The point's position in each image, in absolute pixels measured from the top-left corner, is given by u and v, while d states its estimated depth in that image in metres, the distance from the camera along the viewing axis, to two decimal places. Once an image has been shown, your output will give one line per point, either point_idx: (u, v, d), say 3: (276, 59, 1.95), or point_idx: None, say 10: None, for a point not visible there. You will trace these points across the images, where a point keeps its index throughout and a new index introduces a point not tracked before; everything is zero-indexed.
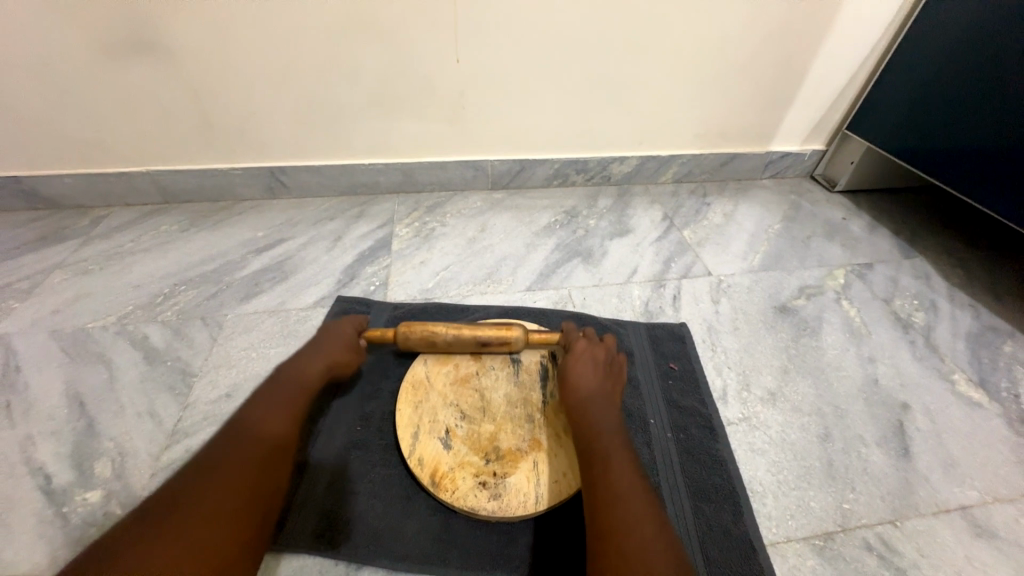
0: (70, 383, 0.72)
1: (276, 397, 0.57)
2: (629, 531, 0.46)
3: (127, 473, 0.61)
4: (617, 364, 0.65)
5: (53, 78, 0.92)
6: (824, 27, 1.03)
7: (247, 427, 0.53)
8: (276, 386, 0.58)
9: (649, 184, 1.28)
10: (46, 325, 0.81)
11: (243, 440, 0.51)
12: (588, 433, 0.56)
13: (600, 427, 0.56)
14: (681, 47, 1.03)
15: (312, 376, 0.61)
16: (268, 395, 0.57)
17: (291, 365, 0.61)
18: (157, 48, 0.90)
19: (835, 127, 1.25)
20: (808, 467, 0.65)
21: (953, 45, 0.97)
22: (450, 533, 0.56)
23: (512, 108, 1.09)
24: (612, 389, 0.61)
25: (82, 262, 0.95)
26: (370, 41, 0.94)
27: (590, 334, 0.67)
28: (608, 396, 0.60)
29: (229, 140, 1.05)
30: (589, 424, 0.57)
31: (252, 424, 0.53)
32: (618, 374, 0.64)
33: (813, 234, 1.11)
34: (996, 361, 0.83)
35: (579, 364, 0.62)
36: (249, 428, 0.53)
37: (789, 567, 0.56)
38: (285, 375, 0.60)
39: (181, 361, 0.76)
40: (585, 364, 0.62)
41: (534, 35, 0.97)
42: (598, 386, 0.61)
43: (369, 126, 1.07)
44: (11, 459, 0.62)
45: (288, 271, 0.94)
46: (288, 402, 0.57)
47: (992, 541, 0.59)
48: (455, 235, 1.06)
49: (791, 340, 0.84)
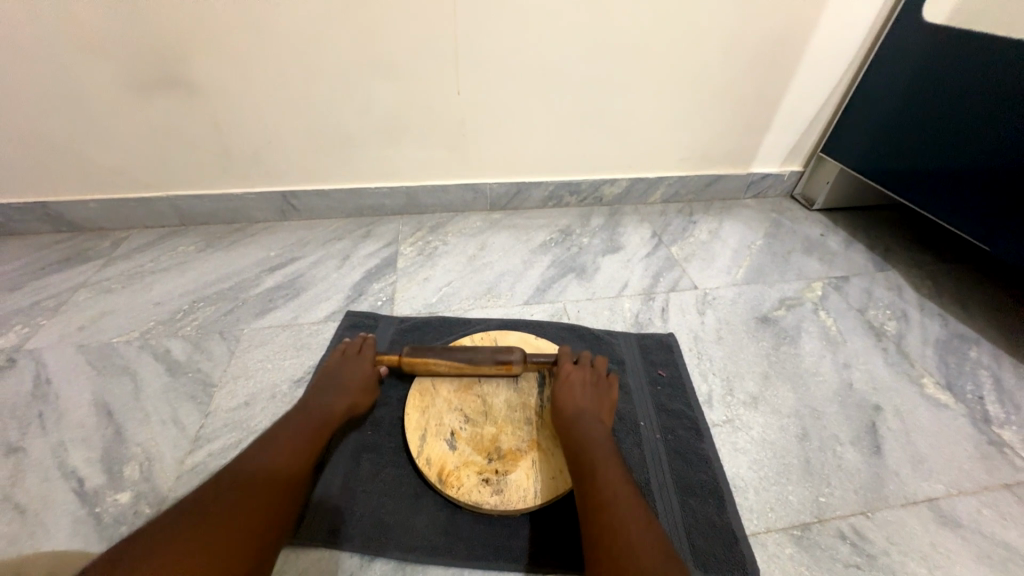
0: (98, 394, 0.77)
1: (301, 425, 0.61)
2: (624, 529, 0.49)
3: (154, 475, 0.66)
4: (605, 381, 0.70)
5: (86, 112, 1.00)
6: (793, 61, 1.13)
7: (272, 447, 0.57)
8: (300, 415, 0.62)
9: (639, 204, 1.35)
10: (73, 340, 0.87)
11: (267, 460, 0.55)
12: (581, 444, 0.60)
13: (591, 438, 0.61)
14: (663, 80, 1.12)
15: (335, 411, 0.65)
16: (293, 422, 0.61)
17: (316, 398, 0.66)
18: (184, 85, 0.98)
19: (810, 150, 1.34)
20: (787, 464, 0.70)
21: (908, 78, 1.06)
22: (456, 527, 0.61)
23: (510, 136, 1.17)
24: (602, 405, 0.67)
25: (105, 281, 1.01)
26: (379, 77, 1.03)
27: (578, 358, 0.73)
28: (597, 412, 0.65)
29: (245, 167, 1.13)
30: (581, 436, 0.61)
31: (277, 445, 0.57)
32: (608, 391, 0.69)
33: (792, 250, 1.19)
34: (962, 365, 0.89)
35: (568, 385, 0.68)
36: (274, 450, 0.56)
37: (769, 555, 0.60)
38: (310, 406, 0.64)
39: (201, 373, 0.81)
40: (574, 385, 0.68)
41: (529, 71, 1.06)
42: (588, 403, 0.66)
43: (377, 153, 1.15)
44: (46, 464, 0.67)
45: (300, 288, 1.00)
46: (310, 431, 0.61)
47: (956, 530, 0.64)
48: (456, 253, 1.13)
49: (771, 348, 0.90)
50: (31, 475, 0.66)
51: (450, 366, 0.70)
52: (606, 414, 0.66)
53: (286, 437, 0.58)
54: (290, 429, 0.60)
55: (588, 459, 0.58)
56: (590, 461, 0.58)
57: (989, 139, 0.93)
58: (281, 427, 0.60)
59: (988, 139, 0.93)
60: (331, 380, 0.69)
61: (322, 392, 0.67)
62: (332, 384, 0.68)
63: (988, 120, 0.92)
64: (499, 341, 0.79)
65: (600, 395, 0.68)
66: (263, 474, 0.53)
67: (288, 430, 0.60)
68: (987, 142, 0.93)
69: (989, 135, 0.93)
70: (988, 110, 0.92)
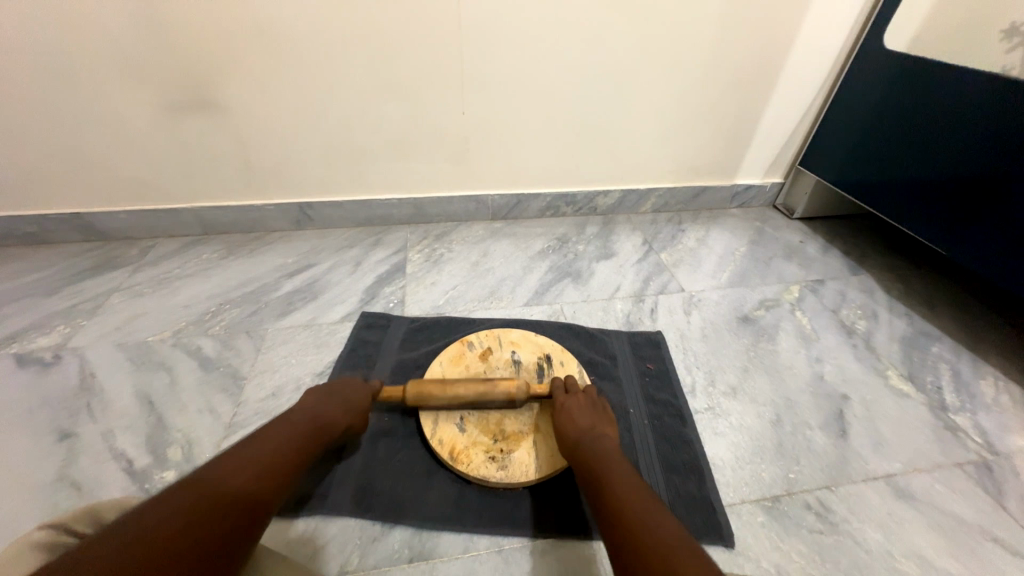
0: (138, 386, 0.85)
1: (301, 431, 0.59)
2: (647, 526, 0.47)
3: (194, 456, 0.74)
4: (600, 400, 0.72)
5: (125, 131, 1.09)
6: (769, 84, 1.24)
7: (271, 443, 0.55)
8: (300, 421, 0.61)
9: (631, 214, 1.45)
10: (112, 339, 0.95)
11: (267, 461, 0.52)
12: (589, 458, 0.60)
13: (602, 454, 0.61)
14: (651, 101, 1.23)
15: (335, 427, 0.64)
16: (292, 429, 0.59)
17: (321, 409, 0.65)
18: (215, 107, 1.08)
19: (789, 163, 1.44)
20: (761, 445, 0.79)
21: (872, 99, 1.17)
22: (465, 499, 0.69)
23: (511, 152, 1.27)
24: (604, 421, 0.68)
25: (137, 286, 1.09)
26: (392, 100, 1.13)
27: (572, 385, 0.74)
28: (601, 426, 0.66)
29: (266, 180, 1.22)
30: (590, 453, 0.61)
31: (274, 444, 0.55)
32: (606, 410, 0.70)
33: (772, 256, 1.28)
34: (924, 360, 0.98)
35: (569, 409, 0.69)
36: (273, 451, 0.54)
37: (743, 523, 0.68)
38: (313, 415, 0.63)
39: (231, 367, 0.89)
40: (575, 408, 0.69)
41: (529, 94, 1.17)
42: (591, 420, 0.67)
43: (388, 167, 1.24)
44: (97, 447, 0.75)
45: (318, 292, 1.09)
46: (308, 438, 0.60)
47: (911, 501, 0.72)
48: (461, 260, 1.21)
49: (750, 344, 0.99)
50: (84, 457, 0.73)
51: (458, 398, 0.72)
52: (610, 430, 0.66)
53: (286, 442, 0.56)
54: (291, 435, 0.58)
55: (599, 469, 0.58)
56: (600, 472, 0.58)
57: (946, 154, 1.02)
58: (281, 430, 0.58)
59: (946, 154, 1.02)
60: (338, 394, 0.69)
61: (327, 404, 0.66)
62: (338, 399, 0.68)
63: (944, 138, 1.02)
64: (502, 337, 0.88)
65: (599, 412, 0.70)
66: (263, 474, 0.50)
67: (287, 435, 0.57)
68: (944, 157, 1.03)
69: (945, 150, 1.02)
70: (944, 128, 1.02)
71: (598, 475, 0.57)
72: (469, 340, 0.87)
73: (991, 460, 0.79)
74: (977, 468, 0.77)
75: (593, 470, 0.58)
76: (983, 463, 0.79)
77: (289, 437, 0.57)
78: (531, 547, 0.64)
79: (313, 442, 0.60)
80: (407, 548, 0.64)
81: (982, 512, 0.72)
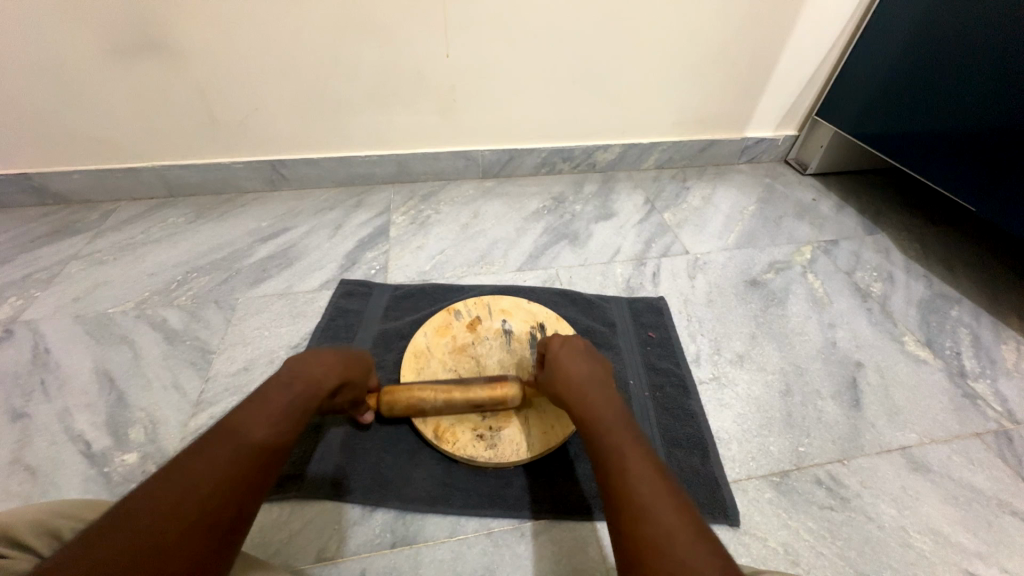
0: (98, 362, 0.78)
1: (288, 395, 0.47)
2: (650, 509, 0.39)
3: (159, 437, 0.68)
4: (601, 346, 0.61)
5: (63, 78, 0.96)
6: (790, 21, 1.10)
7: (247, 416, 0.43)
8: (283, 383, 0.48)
9: (632, 170, 1.34)
10: (70, 311, 0.87)
11: (246, 440, 0.41)
12: (585, 414, 0.51)
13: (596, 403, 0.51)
14: (658, 41, 1.10)
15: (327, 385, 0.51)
16: (274, 393, 0.46)
17: (312, 367, 0.51)
18: (163, 49, 0.95)
19: (806, 113, 1.32)
20: (770, 417, 0.74)
21: (903, 38, 1.04)
22: (452, 479, 0.64)
23: (502, 102, 1.15)
24: (603, 369, 0.57)
25: (97, 253, 1.00)
26: (366, 41, 1.00)
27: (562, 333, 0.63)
28: (599, 378, 0.55)
29: (232, 135, 1.10)
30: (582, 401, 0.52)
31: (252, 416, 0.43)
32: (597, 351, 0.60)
33: (784, 214, 1.19)
34: (943, 324, 0.92)
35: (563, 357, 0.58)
36: (255, 424, 0.42)
37: (750, 500, 0.64)
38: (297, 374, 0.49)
39: (199, 340, 0.82)
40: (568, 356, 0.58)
41: (522, 32, 1.03)
42: (589, 366, 0.56)
43: (366, 119, 1.13)
44: (52, 428, 0.69)
45: (293, 257, 1.00)
46: (299, 402, 0.47)
47: (927, 474, 0.68)
48: (449, 221, 1.12)
49: (759, 310, 0.92)
50: (39, 439, 0.68)
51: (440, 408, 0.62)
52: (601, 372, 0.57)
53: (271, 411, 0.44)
54: (275, 403, 0.45)
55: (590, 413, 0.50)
56: (598, 430, 0.48)
57: (984, 97, 0.91)
58: (259, 398, 0.45)
59: (984, 97, 0.91)
60: (338, 355, 0.55)
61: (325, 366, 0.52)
62: (338, 362, 0.54)
63: (983, 79, 0.91)
64: (493, 305, 0.81)
65: (597, 359, 0.58)
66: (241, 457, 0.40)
67: (268, 400, 0.45)
68: (982, 102, 0.92)
69: (983, 93, 0.91)
70: (985, 67, 0.90)
71: (595, 437, 0.48)
72: (456, 308, 0.80)
73: (1011, 429, 0.75)
74: (996, 438, 0.73)
75: (590, 429, 0.49)
76: (1003, 432, 0.74)
77: (271, 403, 0.45)
78: (523, 528, 0.60)
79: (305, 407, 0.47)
80: (389, 532, 0.60)
81: (1001, 484, 0.68)
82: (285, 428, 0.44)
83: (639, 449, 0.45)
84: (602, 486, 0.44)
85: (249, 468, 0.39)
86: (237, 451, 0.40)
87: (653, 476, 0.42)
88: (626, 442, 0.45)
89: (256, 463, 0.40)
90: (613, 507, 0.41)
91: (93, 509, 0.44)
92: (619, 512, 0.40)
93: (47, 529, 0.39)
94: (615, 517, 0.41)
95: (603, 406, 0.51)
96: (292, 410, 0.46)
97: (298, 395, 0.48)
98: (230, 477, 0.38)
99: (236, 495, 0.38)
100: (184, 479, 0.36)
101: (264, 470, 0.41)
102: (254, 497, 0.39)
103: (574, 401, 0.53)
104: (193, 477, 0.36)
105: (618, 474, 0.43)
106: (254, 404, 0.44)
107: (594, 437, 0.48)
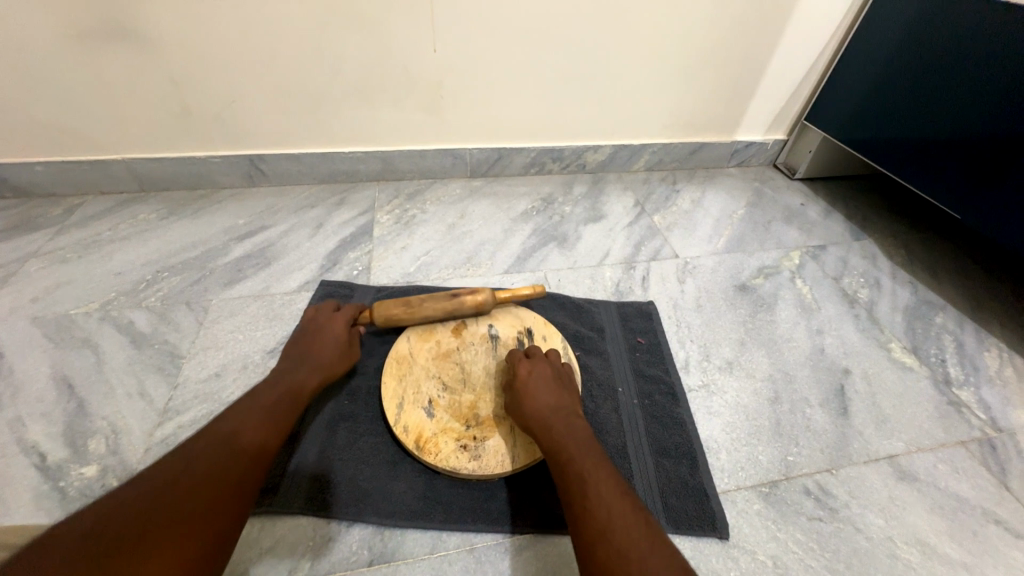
0: (57, 368, 0.73)
1: (271, 399, 0.55)
2: (611, 529, 0.43)
3: (121, 449, 0.64)
4: (567, 374, 0.64)
5: (25, 65, 0.90)
6: (781, 26, 1.10)
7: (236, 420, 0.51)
8: (265, 392, 0.56)
9: (622, 172, 1.33)
10: (28, 312, 0.82)
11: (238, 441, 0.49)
12: (552, 440, 0.54)
13: (565, 433, 0.54)
14: (651, 41, 1.08)
15: (305, 387, 0.59)
16: (267, 399, 0.55)
17: (292, 376, 0.60)
18: (134, 35, 0.90)
19: (795, 117, 1.32)
20: (759, 425, 0.73)
21: (891, 47, 1.05)
22: (435, 492, 0.61)
23: (491, 100, 1.12)
24: (569, 398, 0.60)
25: (60, 250, 0.95)
26: (351, 34, 0.96)
27: (534, 351, 0.66)
28: (566, 405, 0.58)
29: (208, 129, 1.05)
30: (553, 432, 0.54)
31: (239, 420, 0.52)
32: (567, 378, 0.63)
33: (772, 219, 1.19)
34: (928, 331, 0.92)
35: (533, 384, 0.60)
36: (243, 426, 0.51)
37: (738, 511, 0.63)
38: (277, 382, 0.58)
39: (168, 344, 0.78)
40: (538, 382, 0.60)
41: (512, 30, 1.01)
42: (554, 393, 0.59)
43: (350, 115, 1.09)
44: (4, 439, 0.64)
45: (271, 257, 0.96)
46: (281, 403, 0.56)
47: (913, 483, 0.68)
48: (435, 221, 1.09)
49: (748, 315, 0.91)
50: None
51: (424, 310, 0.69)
52: (570, 400, 0.60)
53: (260, 411, 0.53)
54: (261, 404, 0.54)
55: (559, 443, 0.53)
56: (564, 456, 0.51)
57: (966, 109, 0.92)
58: (246, 404, 0.54)
59: (972, 104, 0.91)
60: (340, 358, 0.65)
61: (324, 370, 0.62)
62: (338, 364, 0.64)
63: (965, 91, 0.92)
64: None
65: (563, 387, 0.61)
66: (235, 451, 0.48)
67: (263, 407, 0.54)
68: (968, 109, 0.92)
69: (970, 101, 0.92)
70: (973, 74, 0.91)
71: (561, 462, 0.51)
72: None
73: (994, 437, 0.75)
74: (980, 447, 0.73)
75: (556, 454, 0.52)
76: (987, 440, 0.75)
77: (258, 405, 0.54)
78: (507, 543, 0.58)
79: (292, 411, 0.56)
80: (366, 549, 0.57)
81: (985, 492, 0.68)
82: (274, 436, 0.52)
83: (602, 472, 0.49)
84: (568, 509, 0.47)
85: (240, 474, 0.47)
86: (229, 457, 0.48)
87: (614, 497, 0.46)
88: (590, 466, 0.49)
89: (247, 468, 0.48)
90: (577, 528, 0.45)
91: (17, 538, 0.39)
92: (587, 540, 0.44)
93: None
94: (579, 538, 0.44)
95: (569, 430, 0.54)
96: (276, 410, 0.55)
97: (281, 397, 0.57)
98: (218, 481, 0.45)
99: (221, 499, 0.45)
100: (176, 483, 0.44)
101: (254, 476, 0.48)
102: (244, 496, 0.47)
103: (542, 427, 0.56)
104: (185, 481, 0.44)
105: (582, 497, 0.47)
106: (248, 410, 0.53)
107: (560, 463, 0.51)
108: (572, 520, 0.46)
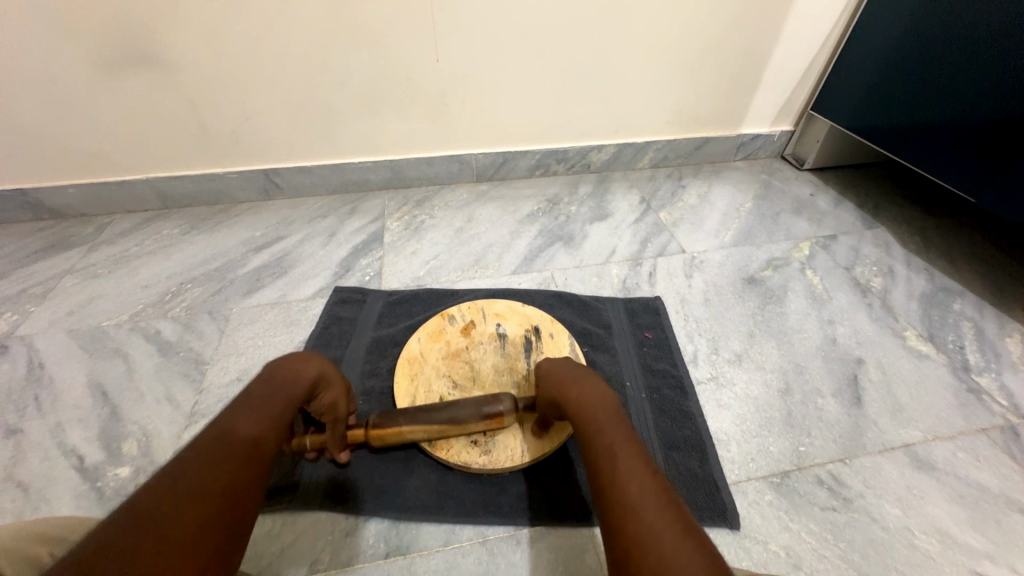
0: (92, 376, 0.78)
1: (266, 392, 0.45)
2: (640, 505, 0.36)
3: (152, 450, 0.68)
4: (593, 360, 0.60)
5: (54, 92, 0.96)
6: (781, 16, 1.10)
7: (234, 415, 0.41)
8: (258, 390, 0.45)
9: (628, 170, 1.34)
10: (64, 325, 0.87)
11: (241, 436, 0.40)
12: (580, 413, 0.49)
13: (596, 409, 0.48)
14: (650, 40, 1.09)
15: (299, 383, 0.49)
16: (262, 391, 0.45)
17: (287, 368, 0.49)
18: (151, 61, 0.95)
19: (801, 108, 1.31)
20: (769, 417, 0.72)
21: (898, 29, 1.03)
22: (447, 487, 0.63)
23: (494, 105, 1.15)
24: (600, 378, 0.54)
25: (91, 266, 1.01)
26: (357, 49, 1.00)
27: None
28: (596, 382, 0.53)
29: (224, 146, 1.10)
30: (582, 409, 0.49)
31: (233, 416, 0.41)
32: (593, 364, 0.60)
33: (781, 210, 1.18)
34: (945, 318, 0.90)
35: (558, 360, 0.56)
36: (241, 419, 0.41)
37: (749, 502, 0.63)
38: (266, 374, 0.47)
39: (193, 351, 0.82)
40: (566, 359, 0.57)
41: (512, 37, 1.03)
42: (586, 371, 0.54)
43: (359, 127, 1.13)
44: (45, 444, 0.69)
45: (287, 266, 1.00)
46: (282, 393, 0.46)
47: (932, 472, 0.67)
48: (444, 226, 1.12)
49: (757, 307, 0.91)
50: (32, 455, 0.68)
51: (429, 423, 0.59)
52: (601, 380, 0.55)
53: (257, 404, 0.44)
54: (256, 396, 0.44)
55: (590, 418, 0.48)
56: (592, 429, 0.46)
57: (979, 87, 0.90)
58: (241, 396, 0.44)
59: (989, 81, 0.89)
60: (342, 381, 0.55)
61: (323, 382, 0.53)
62: (342, 395, 0.55)
63: (977, 69, 0.90)
64: (486, 309, 0.79)
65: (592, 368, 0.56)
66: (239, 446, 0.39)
67: (259, 401, 0.44)
68: (986, 85, 0.89)
69: (984, 78, 0.89)
70: (987, 50, 0.88)
71: (587, 435, 0.46)
72: (450, 313, 0.79)
73: (1017, 424, 0.73)
74: (1002, 434, 0.72)
75: (585, 429, 0.47)
76: (1009, 427, 0.73)
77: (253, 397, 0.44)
78: (519, 536, 0.60)
79: (296, 405, 0.47)
80: (382, 543, 0.59)
81: (1008, 481, 0.67)
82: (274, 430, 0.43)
83: (632, 449, 0.42)
84: (593, 484, 0.41)
85: (242, 477, 0.37)
86: (219, 460, 0.37)
87: (647, 474, 0.39)
88: (620, 439, 0.43)
89: (241, 468, 0.37)
90: (600, 501, 0.39)
91: (67, 531, 0.41)
92: (609, 517, 0.37)
93: (26, 554, 0.36)
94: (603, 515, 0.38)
95: (600, 407, 0.49)
96: (275, 400, 0.45)
97: (277, 390, 0.46)
98: (211, 492, 0.34)
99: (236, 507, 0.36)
100: (161, 506, 0.32)
101: (251, 477, 0.38)
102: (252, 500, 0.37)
103: (570, 401, 0.51)
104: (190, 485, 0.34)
105: (610, 469, 0.40)
106: (239, 405, 0.43)
107: (588, 436, 0.46)
108: (597, 494, 0.40)
